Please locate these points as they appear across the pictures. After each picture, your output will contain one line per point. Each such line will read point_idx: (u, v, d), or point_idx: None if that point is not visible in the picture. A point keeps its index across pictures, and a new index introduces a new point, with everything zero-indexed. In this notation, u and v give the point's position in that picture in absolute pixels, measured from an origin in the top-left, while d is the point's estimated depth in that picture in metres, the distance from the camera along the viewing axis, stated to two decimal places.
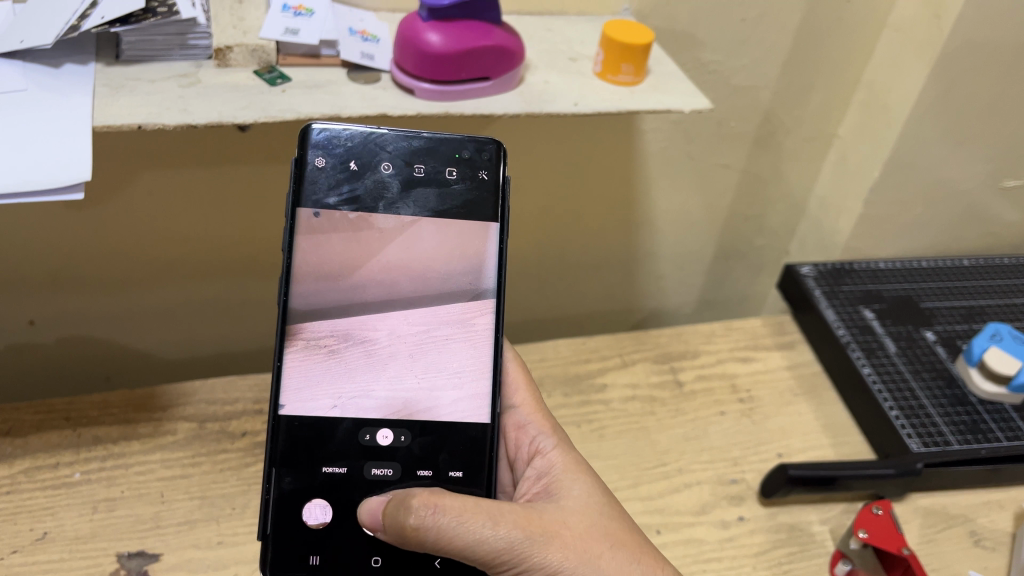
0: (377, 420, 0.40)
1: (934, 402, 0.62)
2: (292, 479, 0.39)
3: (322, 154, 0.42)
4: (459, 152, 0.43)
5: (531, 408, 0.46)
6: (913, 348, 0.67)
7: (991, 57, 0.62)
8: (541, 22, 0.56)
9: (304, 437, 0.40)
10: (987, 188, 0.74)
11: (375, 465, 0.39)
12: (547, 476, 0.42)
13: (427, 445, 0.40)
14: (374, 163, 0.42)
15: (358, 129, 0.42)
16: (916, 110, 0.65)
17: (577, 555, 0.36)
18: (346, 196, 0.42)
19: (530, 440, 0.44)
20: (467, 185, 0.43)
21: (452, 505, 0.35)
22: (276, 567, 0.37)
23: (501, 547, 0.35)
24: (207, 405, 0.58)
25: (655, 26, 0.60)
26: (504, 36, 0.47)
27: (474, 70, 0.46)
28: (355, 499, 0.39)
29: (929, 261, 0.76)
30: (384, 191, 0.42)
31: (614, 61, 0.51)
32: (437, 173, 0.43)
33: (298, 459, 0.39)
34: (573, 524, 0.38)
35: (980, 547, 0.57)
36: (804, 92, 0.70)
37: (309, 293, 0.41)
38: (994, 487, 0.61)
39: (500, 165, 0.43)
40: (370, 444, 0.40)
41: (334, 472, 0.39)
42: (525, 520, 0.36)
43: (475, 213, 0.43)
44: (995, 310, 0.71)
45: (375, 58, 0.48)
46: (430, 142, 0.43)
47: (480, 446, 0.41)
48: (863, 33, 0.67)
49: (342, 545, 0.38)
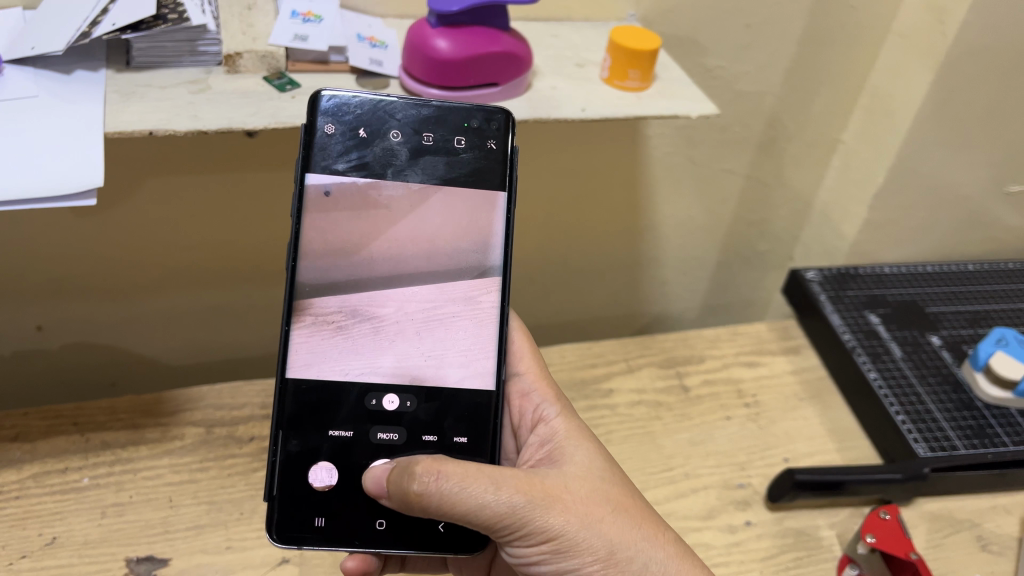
0: (383, 386, 0.41)
1: (940, 406, 0.62)
2: (298, 442, 0.40)
3: (331, 121, 0.41)
4: (468, 121, 0.43)
5: (536, 376, 0.46)
6: (919, 353, 0.67)
7: (995, 63, 0.63)
8: (546, 28, 0.57)
9: (310, 401, 0.40)
10: (991, 194, 0.74)
11: (380, 429, 0.40)
12: (551, 442, 0.42)
13: (432, 410, 0.41)
14: (383, 131, 0.42)
15: (367, 96, 0.42)
16: (921, 115, 0.65)
17: (578, 518, 0.37)
18: (354, 162, 0.42)
19: (535, 408, 0.45)
20: (475, 154, 0.43)
21: (454, 470, 0.35)
22: (282, 528, 0.38)
23: (502, 511, 0.35)
24: (214, 410, 0.58)
25: (660, 32, 0.60)
26: (512, 42, 0.47)
27: (482, 76, 0.47)
28: (360, 463, 0.40)
29: (933, 266, 0.76)
30: (392, 158, 0.42)
31: (621, 67, 0.51)
32: (445, 141, 0.43)
33: (303, 422, 0.40)
34: (575, 488, 0.38)
35: (986, 551, 0.57)
36: (808, 98, 0.70)
37: (316, 268, 0.41)
38: (1001, 492, 0.61)
39: (508, 134, 0.43)
40: (376, 409, 0.41)
41: (339, 436, 0.40)
42: (527, 484, 0.37)
43: (482, 182, 0.43)
44: (1001, 314, 0.71)
45: (384, 64, 0.48)
46: (438, 111, 0.43)
47: (485, 412, 0.41)
48: (866, 39, 0.67)
49: (346, 508, 0.39)
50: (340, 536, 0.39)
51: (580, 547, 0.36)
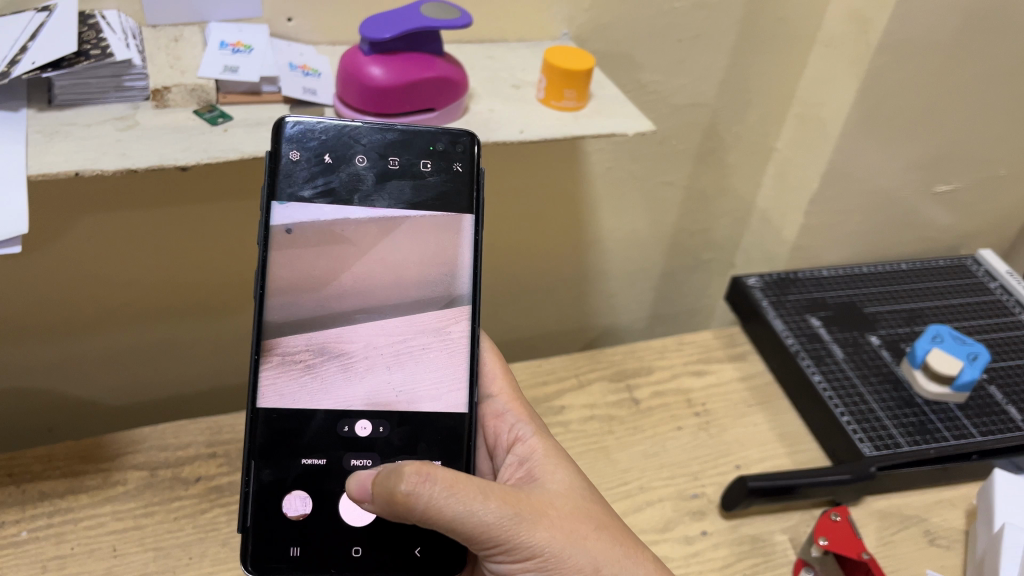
0: (355, 412, 0.40)
1: (883, 405, 0.64)
2: (272, 471, 0.39)
3: (296, 148, 0.41)
4: (433, 144, 0.42)
5: (509, 397, 0.46)
6: (860, 354, 0.69)
7: (917, 70, 0.65)
8: (483, 50, 0.57)
9: (281, 432, 0.40)
10: (920, 193, 0.77)
11: (353, 456, 0.40)
12: (530, 461, 0.42)
13: (405, 434, 0.40)
14: (349, 156, 0.41)
15: (331, 122, 0.41)
16: (851, 120, 0.66)
17: (564, 535, 0.37)
18: (321, 188, 0.41)
19: (510, 429, 0.45)
20: (442, 177, 0.42)
21: (444, 476, 0.35)
22: (257, 559, 0.38)
23: (488, 523, 0.35)
24: (158, 452, 0.56)
25: (594, 49, 0.61)
26: (447, 67, 0.47)
27: (419, 102, 0.46)
28: (335, 490, 0.39)
29: (870, 267, 0.78)
30: (359, 183, 0.41)
31: (557, 87, 0.51)
32: (412, 165, 0.42)
33: (276, 451, 0.39)
34: (559, 505, 0.38)
35: (935, 546, 0.58)
36: (742, 109, 0.71)
37: (282, 304, 0.41)
38: (945, 486, 0.63)
39: (474, 156, 0.43)
40: (349, 436, 0.40)
41: (313, 464, 0.39)
42: (512, 498, 0.36)
43: (450, 205, 0.42)
44: (935, 311, 0.74)
45: (318, 92, 0.48)
46: (403, 134, 0.42)
47: (458, 434, 0.41)
48: (794, 51, 0.68)
49: (322, 536, 0.38)
50: (316, 565, 0.38)
51: (566, 564, 0.36)
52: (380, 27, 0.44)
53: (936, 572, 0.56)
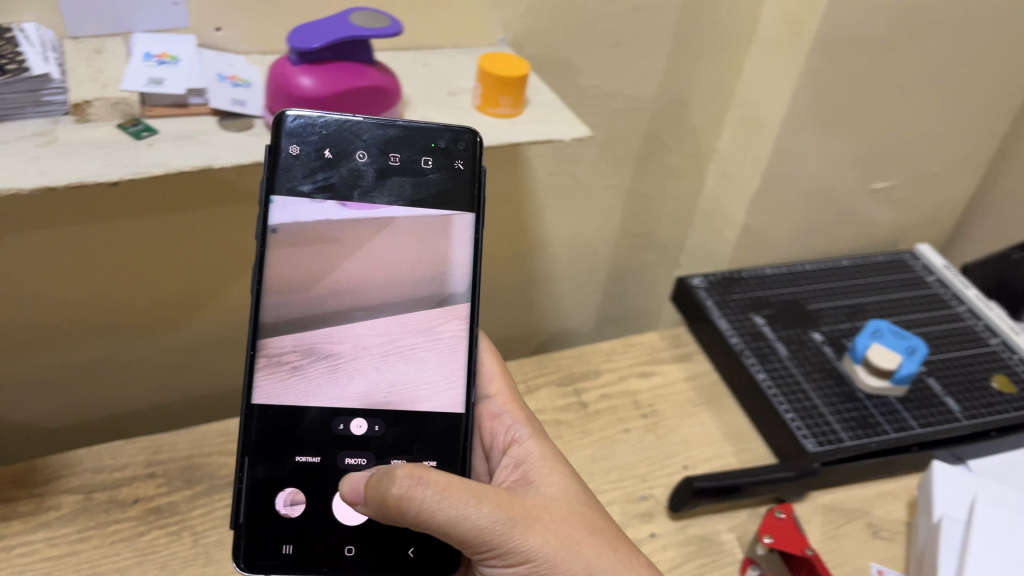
0: (352, 410, 0.40)
1: (826, 401, 0.65)
2: (266, 468, 0.38)
3: (296, 142, 0.40)
4: (435, 141, 0.42)
5: (507, 398, 0.46)
6: (803, 351, 0.69)
7: (849, 70, 0.66)
8: (418, 57, 0.56)
9: (277, 427, 0.39)
10: (858, 190, 0.78)
11: (349, 454, 0.39)
12: (525, 464, 0.42)
13: (402, 434, 0.40)
14: (349, 151, 0.41)
15: (333, 116, 0.41)
16: (787, 120, 0.67)
17: (558, 539, 0.37)
18: (320, 183, 0.40)
19: (507, 429, 0.45)
20: (443, 175, 0.42)
21: (437, 479, 0.34)
22: (249, 556, 0.37)
23: (481, 527, 0.35)
24: (93, 474, 0.55)
25: (531, 54, 0.61)
26: (378, 76, 0.46)
27: (351, 112, 0.46)
28: (329, 489, 0.39)
29: (812, 264, 0.80)
30: (359, 179, 0.41)
31: (491, 94, 0.51)
32: (412, 162, 0.42)
33: (271, 448, 0.39)
34: (553, 510, 0.38)
35: (878, 538, 0.59)
36: (681, 111, 0.72)
37: (278, 302, 0.40)
38: (888, 478, 0.64)
39: (477, 155, 0.42)
40: (344, 434, 0.40)
41: (307, 461, 0.39)
42: (507, 502, 0.36)
43: (451, 203, 0.42)
44: (875, 306, 0.75)
45: (247, 103, 0.47)
46: (405, 131, 0.41)
47: (455, 435, 0.40)
48: (731, 53, 0.69)
49: (315, 534, 0.38)
50: (308, 563, 0.38)
51: (560, 568, 0.36)
52: (308, 37, 0.44)
53: (879, 564, 0.57)
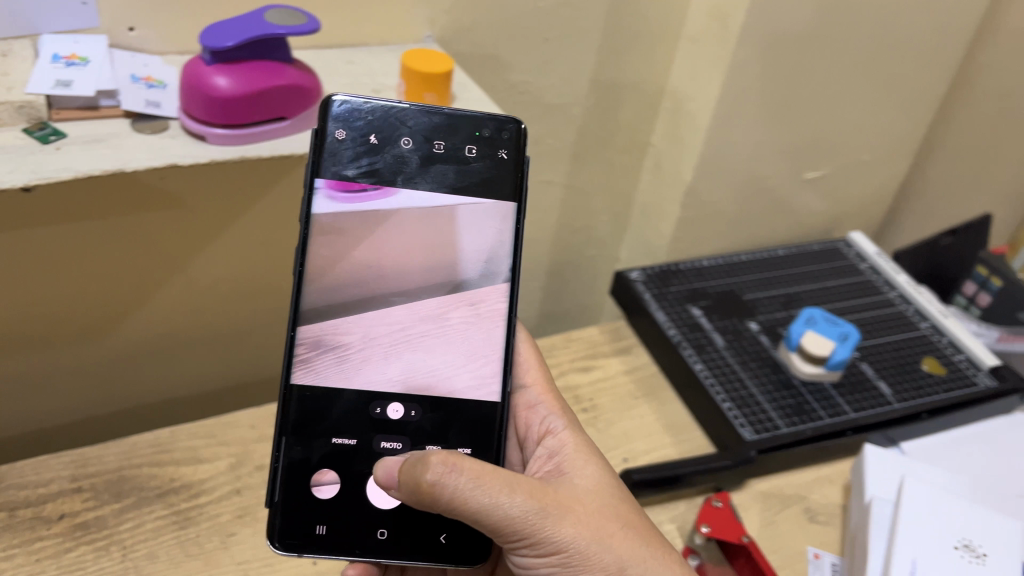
0: (389, 394, 0.40)
1: (762, 389, 0.66)
2: (303, 449, 0.39)
3: (342, 127, 0.40)
4: (480, 130, 0.42)
5: (541, 387, 0.45)
6: (740, 340, 0.70)
7: (776, 63, 0.67)
8: (341, 54, 0.55)
9: (316, 408, 0.39)
10: (791, 181, 0.79)
11: (384, 438, 0.40)
12: (559, 455, 0.41)
13: (437, 420, 0.40)
14: (394, 137, 0.41)
15: (378, 103, 0.41)
16: (717, 113, 0.68)
17: (591, 532, 0.36)
18: (365, 169, 0.40)
19: (541, 420, 0.44)
20: (486, 164, 0.42)
21: (471, 466, 0.35)
22: (283, 536, 0.38)
23: (513, 516, 0.35)
24: (16, 491, 0.53)
25: (459, 50, 0.60)
26: (296, 74, 0.46)
27: (269, 111, 0.45)
28: (363, 472, 0.39)
29: (747, 255, 0.81)
30: (403, 165, 0.41)
31: (416, 91, 0.50)
32: (456, 150, 0.42)
33: (309, 428, 0.39)
34: (585, 502, 0.38)
35: (814, 522, 0.60)
36: (614, 106, 0.72)
37: (321, 285, 0.40)
38: (824, 463, 0.65)
39: (520, 144, 0.42)
40: (381, 418, 0.40)
41: (343, 444, 0.39)
42: (540, 492, 0.36)
43: (494, 191, 0.42)
44: (810, 294, 0.77)
45: (162, 105, 0.46)
46: (451, 118, 0.41)
47: (491, 422, 0.41)
48: (661, 47, 0.70)
49: (350, 516, 0.38)
50: (342, 544, 0.38)
51: (591, 561, 0.36)
52: (223, 35, 0.43)
53: (816, 548, 0.58)
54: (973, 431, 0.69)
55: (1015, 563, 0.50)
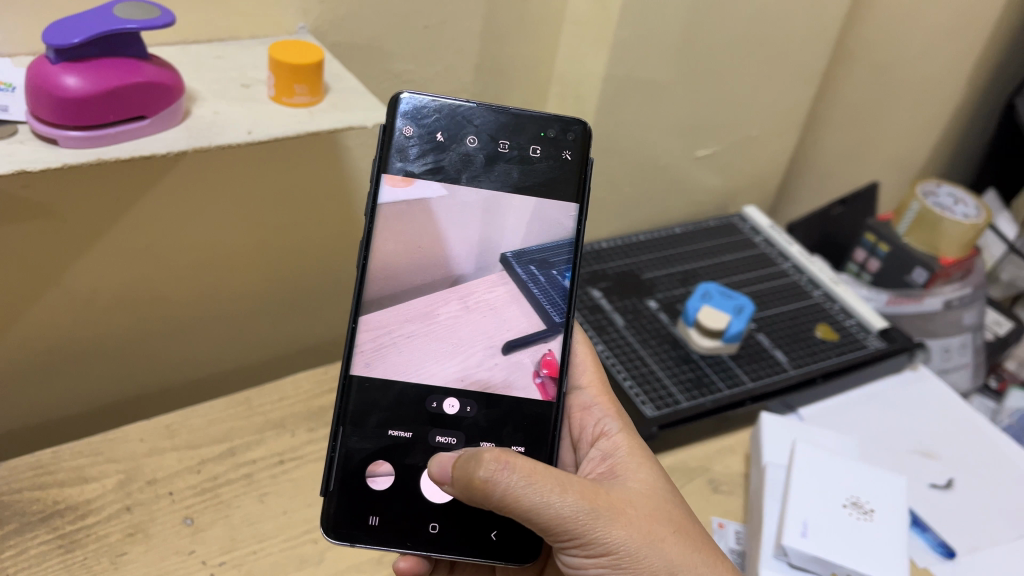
0: (445, 390, 0.45)
1: (662, 365, 0.67)
2: (360, 440, 0.43)
3: (411, 123, 0.46)
4: (545, 130, 0.47)
5: (596, 390, 0.49)
6: (640, 319, 0.71)
7: (659, 42, 0.67)
8: (208, 49, 0.53)
9: (376, 398, 0.44)
10: (684, 159, 0.80)
11: (439, 432, 0.44)
12: (613, 457, 0.45)
13: (492, 416, 0.45)
14: (460, 136, 0.46)
15: (446, 102, 0.46)
16: (604, 93, 0.68)
17: (641, 535, 0.39)
18: (431, 164, 0.46)
19: (595, 423, 0.48)
20: (550, 163, 0.47)
21: (523, 465, 0.38)
22: (337, 525, 0.42)
23: (565, 516, 0.38)
24: None
25: (336, 41, 0.58)
26: (155, 71, 0.44)
27: (127, 110, 0.43)
28: (415, 464, 0.43)
29: (645, 235, 0.82)
30: (469, 162, 0.46)
31: (286, 83, 0.49)
32: (522, 149, 0.47)
33: (366, 419, 0.44)
34: (637, 505, 0.41)
35: (718, 492, 0.61)
36: (504, 94, 0.70)
37: (383, 276, 0.46)
38: (726, 434, 0.66)
39: (584, 145, 0.47)
40: (437, 412, 0.44)
41: (399, 436, 0.43)
42: (592, 493, 0.39)
43: (557, 191, 0.47)
44: (706, 271, 0.78)
45: (9, 109, 0.43)
46: (517, 120, 0.47)
47: (545, 422, 0.45)
48: (547, 32, 0.69)
49: (402, 509, 0.42)
50: (393, 535, 0.42)
51: (640, 564, 0.39)
52: (68, 32, 0.41)
53: (721, 517, 0.59)
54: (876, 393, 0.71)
55: (900, 519, 0.52)
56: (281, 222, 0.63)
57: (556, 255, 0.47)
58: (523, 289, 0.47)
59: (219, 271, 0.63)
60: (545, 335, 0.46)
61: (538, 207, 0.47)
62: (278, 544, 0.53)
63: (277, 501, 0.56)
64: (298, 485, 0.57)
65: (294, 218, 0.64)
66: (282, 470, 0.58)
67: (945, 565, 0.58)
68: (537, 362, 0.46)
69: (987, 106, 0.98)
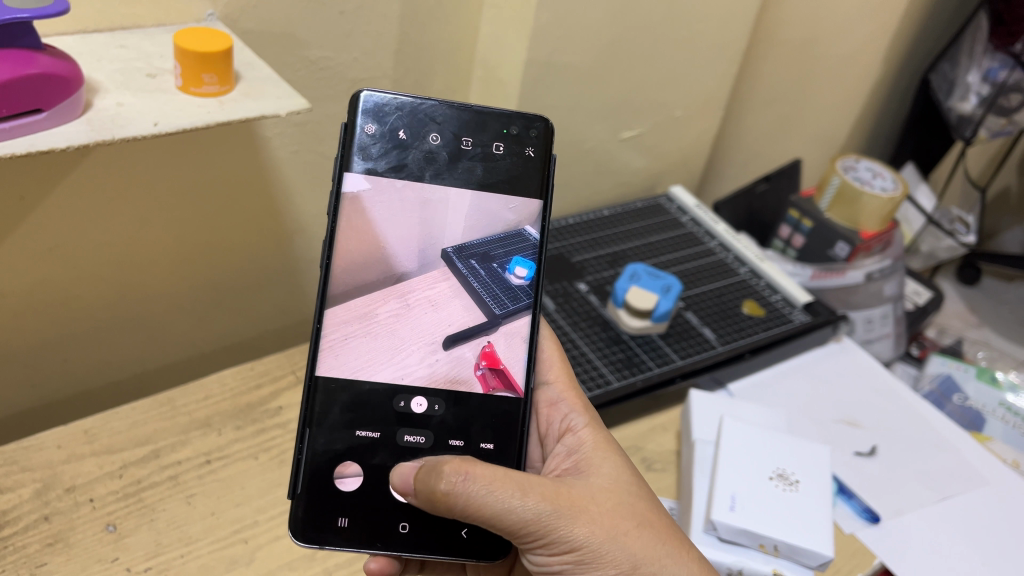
0: (411, 389, 0.44)
1: (592, 346, 0.67)
2: (327, 440, 0.42)
3: (373, 121, 0.45)
4: (508, 128, 0.47)
5: (563, 384, 0.49)
6: (570, 302, 0.71)
7: (579, 24, 0.67)
8: (111, 38, 0.51)
9: (340, 398, 0.43)
10: (610, 141, 0.81)
11: (408, 431, 0.43)
12: (578, 453, 0.45)
13: (459, 414, 0.44)
14: (423, 133, 0.46)
15: (407, 100, 0.45)
16: (527, 77, 0.68)
17: (604, 531, 0.39)
18: (394, 163, 0.46)
19: (562, 418, 0.48)
20: (514, 160, 0.47)
21: (482, 473, 0.37)
22: (305, 528, 0.41)
23: (528, 518, 0.38)
24: None
25: (246, 29, 0.56)
26: (51, 62, 0.42)
27: (21, 104, 0.41)
28: (383, 463, 0.43)
29: (574, 218, 0.82)
30: (432, 160, 0.46)
31: (193, 73, 0.47)
32: (485, 146, 0.47)
33: (332, 420, 0.43)
34: (600, 501, 0.41)
35: (651, 471, 0.62)
36: (425, 79, 0.69)
37: (344, 274, 0.45)
38: (657, 412, 0.67)
39: (546, 141, 0.47)
40: (405, 411, 0.44)
41: (366, 436, 0.43)
42: (554, 493, 0.39)
43: (521, 187, 0.47)
44: (635, 252, 0.79)
45: None
46: (479, 117, 0.46)
47: (513, 420, 0.44)
48: (465, 15, 0.68)
49: (370, 509, 0.42)
50: (362, 536, 0.41)
51: (605, 558, 0.39)
52: None
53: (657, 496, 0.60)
54: (811, 368, 0.73)
55: (824, 487, 0.54)
56: (197, 215, 0.62)
57: (499, 248, 0.47)
58: (463, 283, 0.46)
59: (134, 268, 0.61)
60: (486, 328, 0.46)
61: (502, 203, 0.47)
62: (207, 546, 0.52)
63: (205, 502, 0.54)
64: (225, 485, 0.56)
65: (211, 211, 0.62)
66: (210, 470, 0.56)
67: (871, 530, 0.59)
68: (477, 355, 0.45)
69: (902, 82, 1.00)
